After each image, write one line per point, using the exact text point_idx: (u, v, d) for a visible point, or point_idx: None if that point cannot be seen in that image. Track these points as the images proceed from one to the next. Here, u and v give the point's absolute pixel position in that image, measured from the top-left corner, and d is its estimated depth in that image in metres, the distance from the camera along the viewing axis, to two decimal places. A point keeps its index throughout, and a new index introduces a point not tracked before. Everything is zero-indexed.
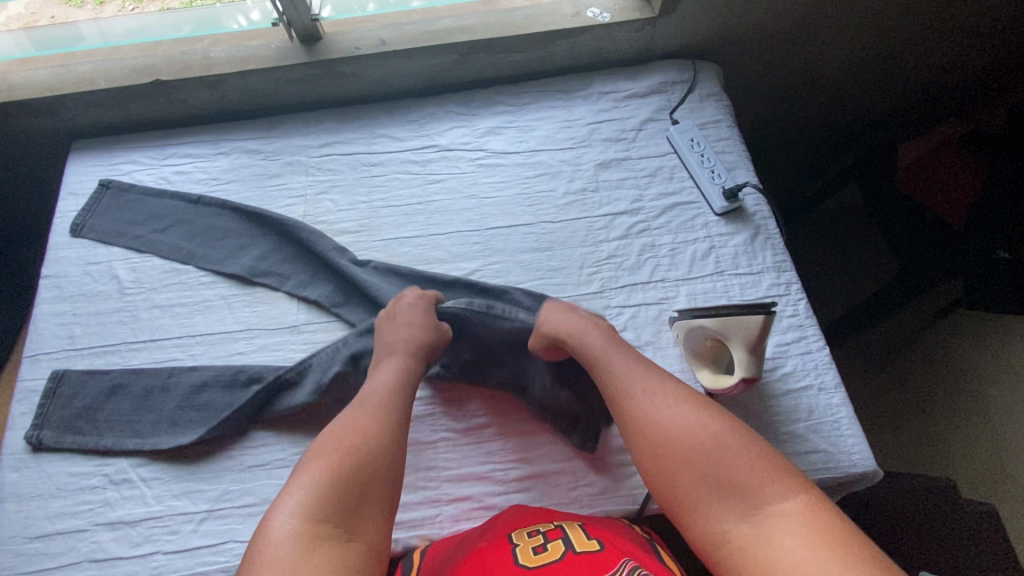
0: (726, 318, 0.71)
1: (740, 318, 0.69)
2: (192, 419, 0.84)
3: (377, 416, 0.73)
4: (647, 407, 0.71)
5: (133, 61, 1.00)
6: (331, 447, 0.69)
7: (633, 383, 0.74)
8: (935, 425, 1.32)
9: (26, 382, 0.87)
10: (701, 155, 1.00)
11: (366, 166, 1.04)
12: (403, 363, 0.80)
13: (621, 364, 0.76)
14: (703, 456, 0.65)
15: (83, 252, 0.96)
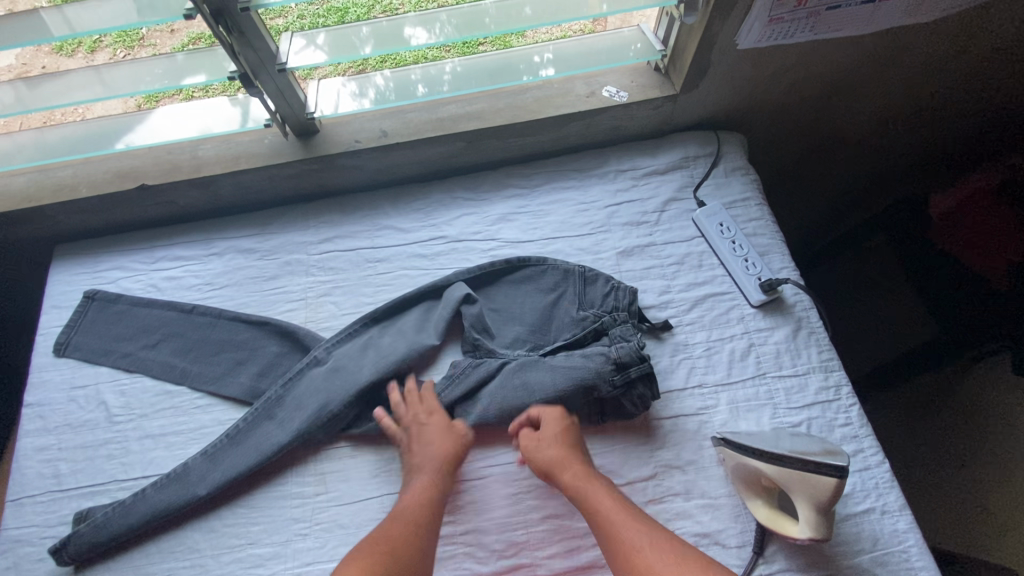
0: (789, 469, 0.67)
1: (804, 477, 0.66)
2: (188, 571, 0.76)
3: (406, 541, 0.66)
4: (657, 568, 0.61)
5: (117, 164, 0.93)
6: (369, 549, 0.65)
7: (633, 529, 0.66)
8: (979, 488, 1.20)
9: (8, 532, 0.79)
10: (732, 240, 0.92)
11: (371, 263, 0.97)
12: (434, 478, 0.75)
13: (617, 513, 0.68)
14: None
15: (68, 375, 0.89)
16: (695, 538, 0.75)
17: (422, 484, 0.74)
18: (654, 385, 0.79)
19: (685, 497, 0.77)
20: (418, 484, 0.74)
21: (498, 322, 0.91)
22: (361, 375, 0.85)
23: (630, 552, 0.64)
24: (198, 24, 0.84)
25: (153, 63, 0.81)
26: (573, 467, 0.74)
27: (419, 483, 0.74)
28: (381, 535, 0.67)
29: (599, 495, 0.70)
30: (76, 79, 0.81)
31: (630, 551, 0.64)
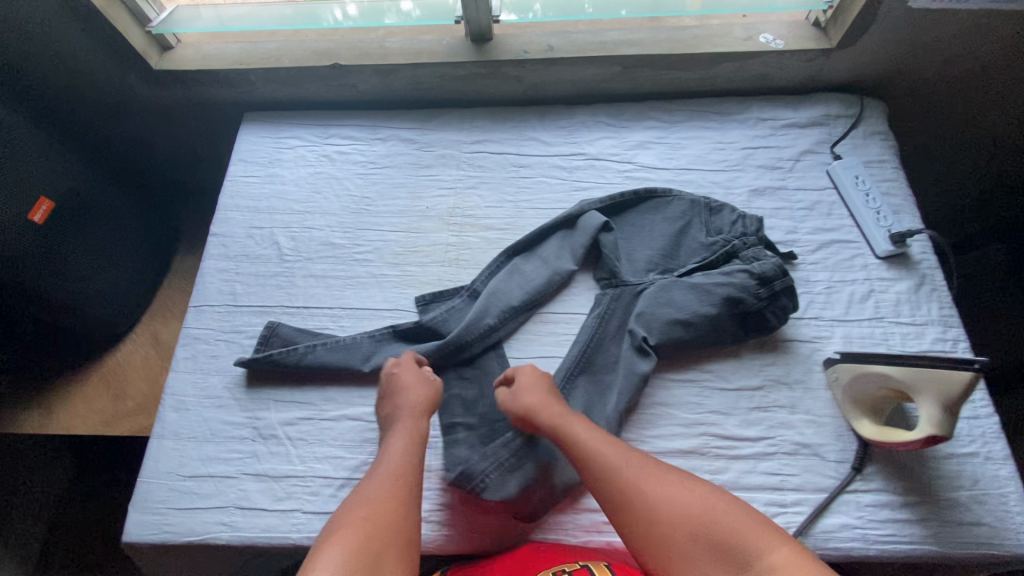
0: (917, 370, 0.72)
1: (938, 374, 0.70)
2: (336, 388, 0.88)
3: (392, 491, 0.68)
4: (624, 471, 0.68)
5: (314, 44, 1.06)
6: (350, 520, 0.64)
7: (611, 455, 0.70)
8: None
9: (189, 330, 0.93)
10: (865, 194, 0.96)
11: (515, 167, 1.06)
12: (415, 430, 0.76)
13: (593, 438, 0.72)
14: (694, 519, 0.62)
15: (248, 216, 1.02)
16: (797, 446, 0.80)
17: (401, 465, 0.71)
18: (795, 298, 0.83)
19: (790, 410, 0.82)
20: (399, 438, 0.75)
21: (630, 239, 0.96)
22: (505, 282, 0.92)
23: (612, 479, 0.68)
24: None
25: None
26: (552, 402, 0.76)
27: (400, 437, 0.75)
28: (354, 513, 0.65)
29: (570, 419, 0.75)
30: None
31: (614, 476, 0.68)
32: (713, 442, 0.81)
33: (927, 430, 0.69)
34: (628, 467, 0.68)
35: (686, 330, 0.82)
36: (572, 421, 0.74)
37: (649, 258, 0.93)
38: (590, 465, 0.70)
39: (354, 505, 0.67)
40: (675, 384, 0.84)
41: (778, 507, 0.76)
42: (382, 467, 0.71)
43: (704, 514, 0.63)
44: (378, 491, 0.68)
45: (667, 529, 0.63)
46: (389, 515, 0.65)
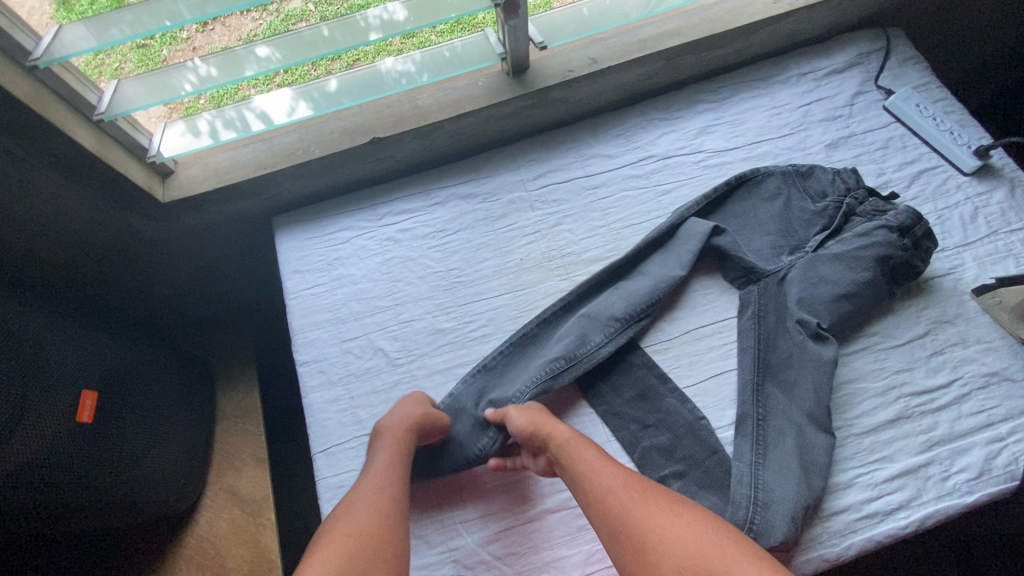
0: None
1: None
2: (521, 485, 0.79)
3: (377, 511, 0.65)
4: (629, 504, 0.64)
5: (341, 122, 0.95)
6: (333, 542, 0.61)
7: (602, 477, 0.67)
8: None
9: (327, 480, 0.80)
10: (932, 119, 0.99)
11: (591, 190, 1.00)
12: (398, 443, 0.74)
13: (592, 464, 0.69)
14: (676, 547, 0.59)
15: (334, 330, 0.90)
16: (986, 377, 0.81)
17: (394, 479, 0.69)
18: (933, 239, 0.84)
19: (964, 345, 0.83)
20: (383, 455, 0.73)
21: (743, 231, 0.92)
22: (622, 314, 0.85)
23: (603, 506, 0.65)
24: (218, 36, 0.85)
25: (195, 65, 0.82)
26: (558, 427, 0.74)
27: (382, 457, 0.73)
28: (338, 537, 0.61)
29: (572, 450, 0.71)
30: (300, 40, 0.83)
31: (606, 503, 0.65)
32: (913, 401, 0.80)
33: None
34: (625, 496, 0.65)
35: (851, 302, 0.81)
36: (579, 451, 0.71)
37: (774, 244, 0.90)
38: (582, 488, 0.67)
39: (337, 525, 0.63)
40: (853, 357, 0.83)
41: (999, 442, 0.77)
42: (362, 490, 0.68)
43: (685, 538, 0.60)
44: (370, 501, 0.66)
45: (653, 559, 0.59)
46: (375, 540, 0.62)
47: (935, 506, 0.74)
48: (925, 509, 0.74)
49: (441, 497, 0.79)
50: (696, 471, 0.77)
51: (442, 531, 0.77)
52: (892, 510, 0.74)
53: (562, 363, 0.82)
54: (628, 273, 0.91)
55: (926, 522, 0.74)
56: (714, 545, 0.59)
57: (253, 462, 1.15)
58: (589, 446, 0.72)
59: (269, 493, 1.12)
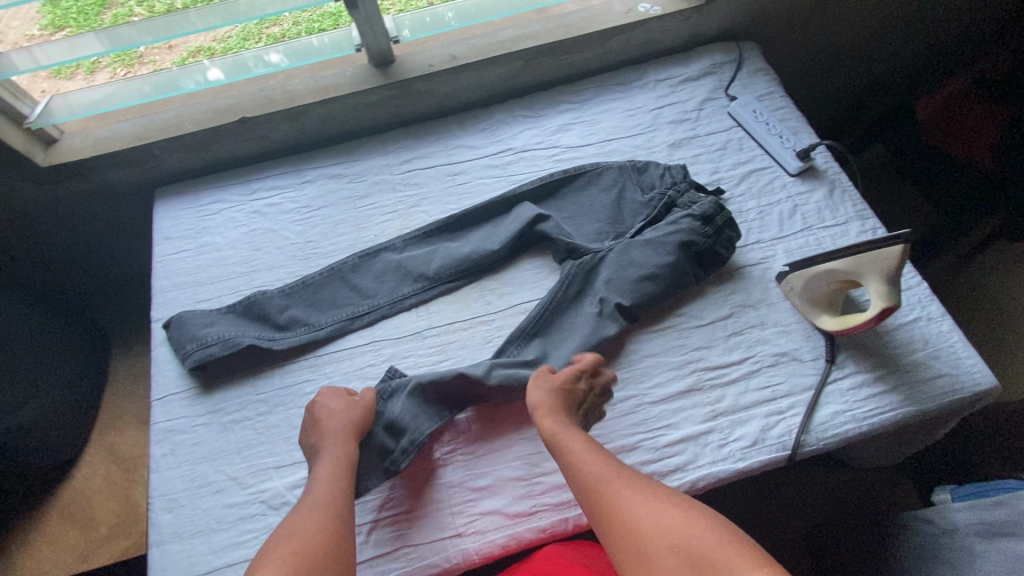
0: (856, 258, 0.80)
1: (870, 255, 0.78)
2: None
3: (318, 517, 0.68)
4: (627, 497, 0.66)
5: (215, 103, 1.03)
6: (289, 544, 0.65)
7: (601, 470, 0.70)
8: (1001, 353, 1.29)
9: (160, 424, 0.86)
10: (766, 124, 1.07)
11: (450, 176, 1.07)
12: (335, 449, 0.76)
13: (588, 454, 0.72)
14: (662, 530, 0.62)
15: (191, 292, 0.97)
16: (776, 356, 0.87)
17: (327, 489, 0.72)
18: (730, 237, 0.93)
19: (762, 327, 0.90)
20: (326, 460, 0.75)
21: (577, 218, 1.00)
22: (432, 273, 0.96)
23: (597, 499, 0.67)
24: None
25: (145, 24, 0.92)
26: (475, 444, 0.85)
27: (331, 457, 0.75)
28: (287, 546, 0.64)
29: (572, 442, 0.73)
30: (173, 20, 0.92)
31: (600, 493, 0.67)
32: (705, 375, 0.86)
33: (880, 305, 0.77)
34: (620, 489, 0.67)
35: (651, 285, 0.89)
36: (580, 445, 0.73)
37: (601, 231, 0.98)
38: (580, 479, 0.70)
39: (287, 534, 0.66)
40: (656, 334, 0.90)
41: (777, 415, 0.83)
42: (311, 498, 0.71)
43: (683, 527, 0.62)
44: (302, 516, 0.68)
45: (643, 541, 0.62)
46: (323, 538, 0.66)
47: (709, 469, 0.80)
48: (700, 472, 0.80)
49: (258, 445, 0.84)
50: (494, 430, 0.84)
51: (254, 475, 0.82)
52: (669, 471, 0.80)
53: (365, 308, 0.94)
54: (460, 242, 1.00)
55: (698, 483, 0.79)
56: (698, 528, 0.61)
57: (136, 422, 1.21)
58: (586, 437, 0.75)
59: (144, 452, 1.18)
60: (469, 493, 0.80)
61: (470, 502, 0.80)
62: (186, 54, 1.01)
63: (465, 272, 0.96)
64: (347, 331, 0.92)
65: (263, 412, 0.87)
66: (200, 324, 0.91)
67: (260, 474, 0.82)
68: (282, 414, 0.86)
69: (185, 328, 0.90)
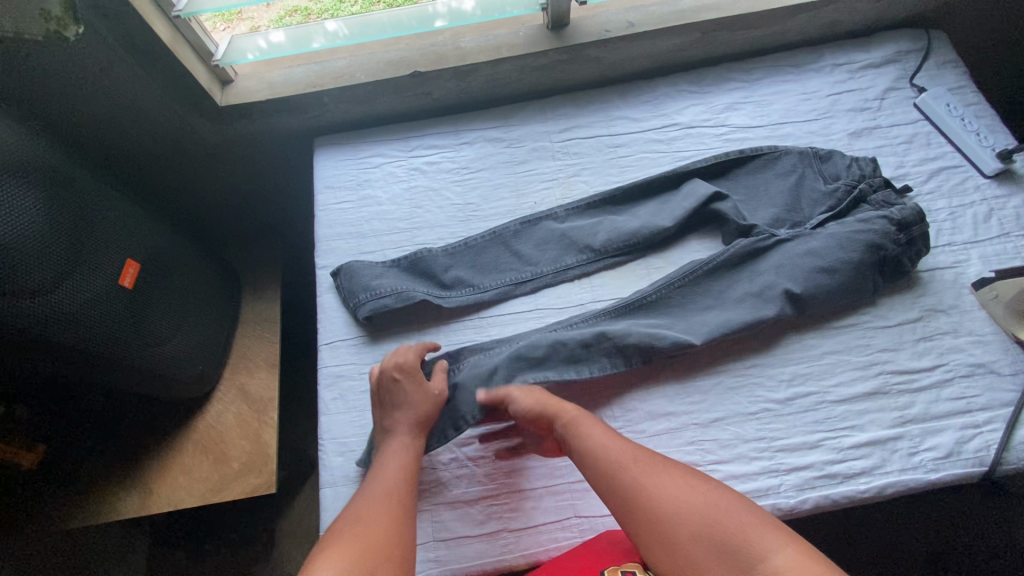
0: None
1: None
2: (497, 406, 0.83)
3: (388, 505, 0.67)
4: (650, 484, 0.65)
5: (385, 54, 1.02)
6: (350, 533, 0.63)
7: (620, 457, 0.69)
8: None
9: (328, 369, 0.88)
10: (961, 119, 0.99)
11: (612, 148, 1.04)
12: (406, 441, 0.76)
13: (605, 439, 0.71)
14: (689, 515, 0.62)
15: (354, 242, 0.98)
16: (971, 366, 0.82)
17: (393, 479, 0.71)
18: (927, 239, 0.87)
19: (954, 335, 0.84)
20: (393, 451, 0.74)
21: (750, 204, 0.95)
22: (599, 246, 0.93)
23: (617, 487, 0.67)
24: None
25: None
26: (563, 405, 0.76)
27: (397, 449, 0.74)
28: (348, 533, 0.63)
29: (583, 430, 0.72)
30: None
31: (619, 479, 0.67)
32: (892, 379, 0.82)
33: None
34: (638, 474, 0.67)
35: (842, 280, 0.84)
36: (594, 433, 0.72)
37: (780, 218, 0.93)
38: (597, 466, 0.69)
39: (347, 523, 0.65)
40: (838, 331, 0.86)
41: (972, 429, 0.78)
42: (375, 486, 0.70)
43: (709, 510, 0.62)
44: (362, 507, 0.67)
45: (673, 528, 0.62)
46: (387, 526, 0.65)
47: (898, 477, 0.76)
48: (888, 478, 0.76)
49: None
50: (666, 412, 0.82)
51: None
52: (853, 474, 0.77)
53: (528, 276, 0.92)
54: (623, 216, 0.97)
55: (885, 490, 0.76)
56: (731, 513, 0.61)
57: (265, 365, 1.24)
58: (594, 421, 0.74)
59: (274, 395, 1.21)
60: None
61: None
62: (282, 14, 1.01)
63: (632, 248, 0.93)
64: (511, 297, 0.91)
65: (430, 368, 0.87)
66: (366, 278, 0.91)
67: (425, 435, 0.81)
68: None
69: (354, 280, 0.91)
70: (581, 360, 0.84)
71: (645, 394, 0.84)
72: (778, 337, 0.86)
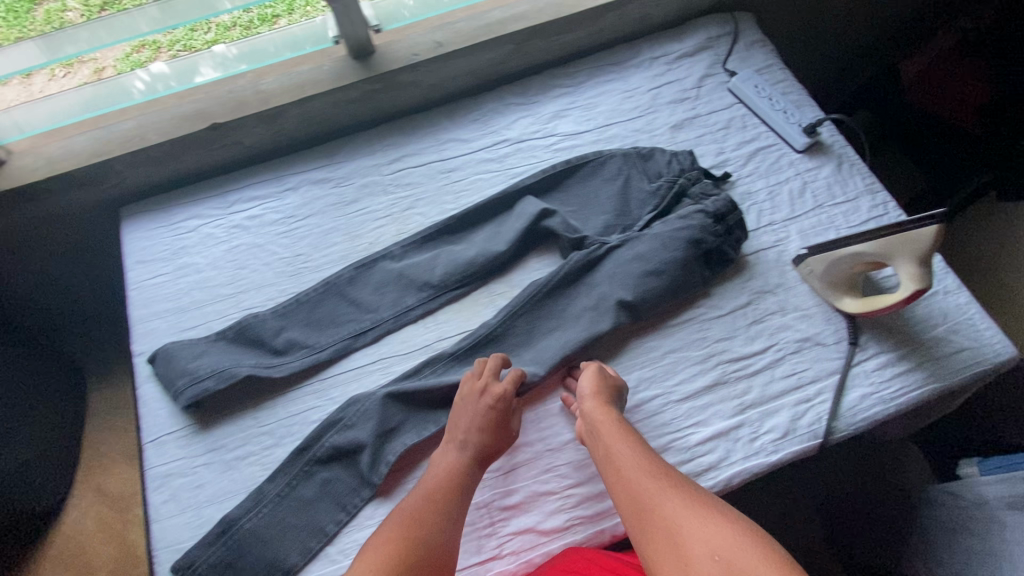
0: (886, 240, 0.77)
1: (902, 237, 0.75)
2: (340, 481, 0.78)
3: (428, 514, 0.68)
4: (667, 503, 0.64)
5: (179, 108, 0.94)
6: (393, 538, 0.66)
7: (642, 469, 0.69)
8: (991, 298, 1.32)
9: (158, 469, 0.80)
10: (769, 99, 1.03)
11: (444, 173, 1.00)
12: (461, 450, 0.74)
13: (635, 450, 0.71)
14: (702, 538, 0.60)
15: (175, 320, 0.89)
16: (799, 342, 0.85)
17: (440, 484, 0.72)
18: (744, 226, 0.89)
19: (782, 313, 0.87)
20: (447, 458, 0.74)
21: (583, 213, 0.95)
22: (436, 281, 0.89)
23: (630, 495, 0.67)
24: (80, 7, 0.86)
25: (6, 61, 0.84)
26: (598, 407, 0.75)
27: (451, 455, 0.74)
28: (388, 535, 0.67)
29: (611, 438, 0.72)
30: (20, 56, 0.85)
31: (640, 494, 0.66)
32: (729, 367, 0.84)
33: (913, 287, 0.74)
34: (656, 488, 0.66)
35: (669, 280, 0.85)
36: (623, 442, 0.72)
37: (611, 225, 0.92)
38: (620, 475, 0.69)
39: (391, 526, 0.68)
40: (678, 329, 0.87)
41: (805, 403, 0.82)
42: (421, 487, 0.72)
43: (719, 535, 0.60)
44: (410, 509, 0.69)
45: (681, 547, 0.60)
46: (418, 542, 0.66)
47: (743, 466, 0.78)
48: (734, 468, 0.78)
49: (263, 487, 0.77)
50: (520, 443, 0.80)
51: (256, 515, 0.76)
52: (702, 472, 0.78)
53: (368, 324, 0.87)
54: (460, 245, 0.94)
55: (733, 481, 0.77)
56: (741, 542, 0.59)
57: (126, 459, 1.14)
58: (629, 432, 0.74)
59: (139, 490, 1.11)
60: (501, 512, 0.76)
61: (503, 523, 0.76)
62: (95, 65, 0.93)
63: (469, 279, 0.90)
64: (351, 351, 0.86)
65: (271, 445, 0.81)
66: (185, 359, 0.83)
67: (261, 518, 0.75)
68: (290, 446, 0.81)
69: (172, 365, 0.83)
70: (432, 420, 0.81)
71: None
72: (623, 347, 0.86)
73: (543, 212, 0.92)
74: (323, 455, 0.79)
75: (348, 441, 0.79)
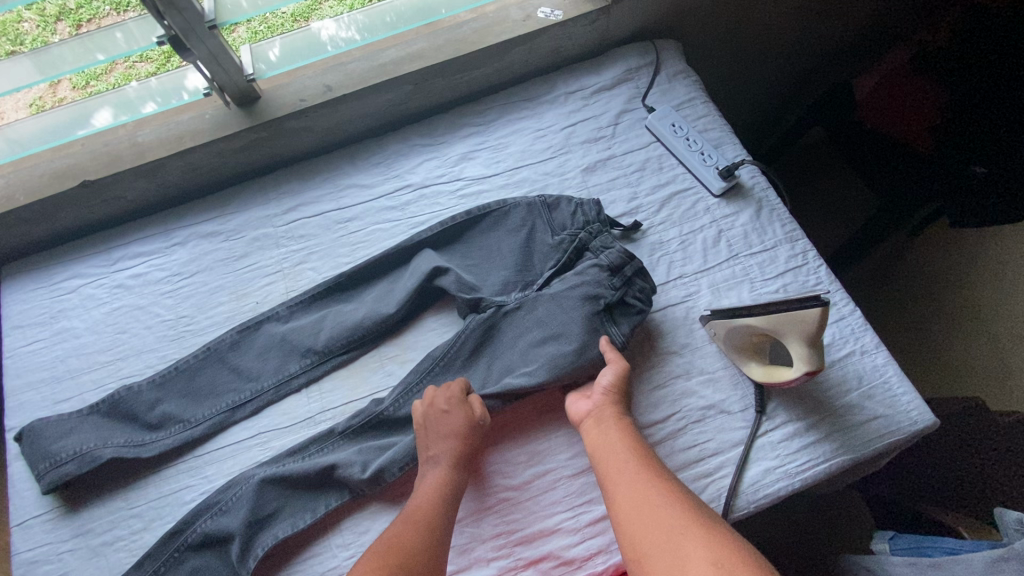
0: (776, 316, 0.73)
1: (791, 316, 0.71)
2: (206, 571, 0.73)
3: (417, 528, 0.66)
4: (662, 498, 0.64)
5: (50, 165, 0.89)
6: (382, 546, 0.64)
7: (639, 464, 0.68)
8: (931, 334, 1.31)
9: (20, 555, 0.76)
10: (686, 138, 0.96)
11: (340, 224, 0.95)
12: (442, 469, 0.72)
13: (634, 447, 0.70)
14: (694, 530, 0.59)
15: (49, 390, 0.84)
16: (702, 410, 0.80)
17: (424, 497, 0.69)
18: (648, 282, 0.84)
19: (687, 377, 0.82)
20: (430, 474, 0.72)
21: (481, 268, 0.89)
22: (322, 346, 0.85)
23: (629, 481, 0.67)
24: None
25: None
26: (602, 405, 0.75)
27: (435, 471, 0.72)
28: (377, 546, 0.64)
29: (611, 434, 0.72)
30: None
31: (637, 486, 0.66)
32: None
33: (801, 368, 0.72)
34: (654, 483, 0.66)
35: (566, 342, 0.78)
36: (624, 440, 0.71)
37: (510, 284, 0.87)
38: (616, 468, 0.69)
39: (380, 538, 0.65)
40: None
41: (706, 478, 0.76)
42: (412, 501, 0.69)
43: (712, 532, 0.59)
44: (396, 525, 0.67)
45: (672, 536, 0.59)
46: (411, 551, 0.63)
47: None
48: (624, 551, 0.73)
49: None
50: None
51: None
52: (589, 556, 0.73)
53: (248, 394, 0.83)
54: (353, 304, 0.89)
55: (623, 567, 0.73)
56: (731, 540, 0.58)
57: None
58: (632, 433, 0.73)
59: None
60: None
61: None
62: None
63: (359, 343, 0.86)
64: (229, 424, 0.82)
65: (139, 528, 0.76)
66: (50, 437, 0.78)
67: None
68: (160, 530, 0.76)
69: (36, 444, 0.78)
70: (308, 500, 0.76)
71: (379, 509, 0.76)
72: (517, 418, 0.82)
73: (436, 270, 0.86)
74: (192, 543, 0.74)
75: (218, 528, 0.74)
